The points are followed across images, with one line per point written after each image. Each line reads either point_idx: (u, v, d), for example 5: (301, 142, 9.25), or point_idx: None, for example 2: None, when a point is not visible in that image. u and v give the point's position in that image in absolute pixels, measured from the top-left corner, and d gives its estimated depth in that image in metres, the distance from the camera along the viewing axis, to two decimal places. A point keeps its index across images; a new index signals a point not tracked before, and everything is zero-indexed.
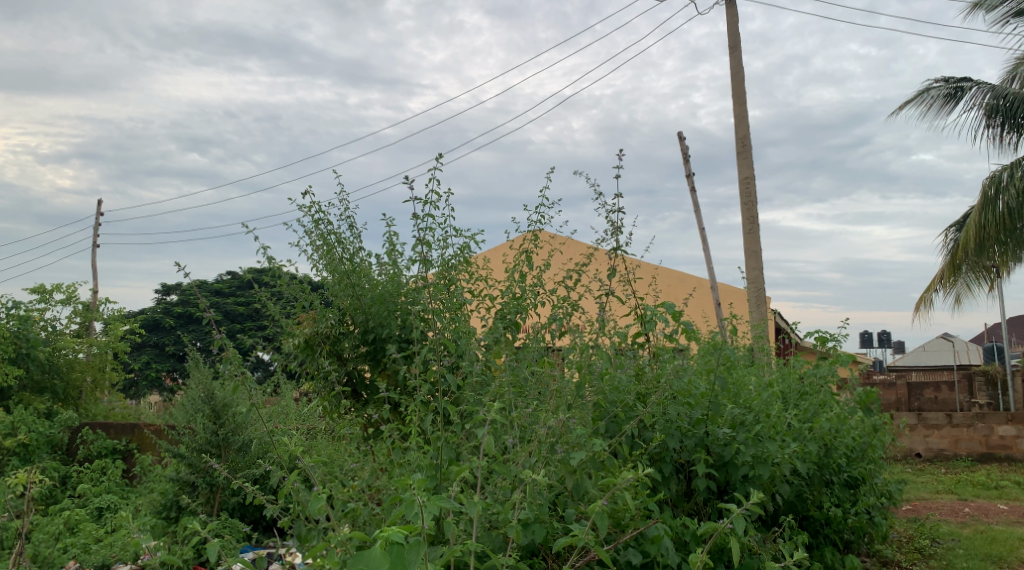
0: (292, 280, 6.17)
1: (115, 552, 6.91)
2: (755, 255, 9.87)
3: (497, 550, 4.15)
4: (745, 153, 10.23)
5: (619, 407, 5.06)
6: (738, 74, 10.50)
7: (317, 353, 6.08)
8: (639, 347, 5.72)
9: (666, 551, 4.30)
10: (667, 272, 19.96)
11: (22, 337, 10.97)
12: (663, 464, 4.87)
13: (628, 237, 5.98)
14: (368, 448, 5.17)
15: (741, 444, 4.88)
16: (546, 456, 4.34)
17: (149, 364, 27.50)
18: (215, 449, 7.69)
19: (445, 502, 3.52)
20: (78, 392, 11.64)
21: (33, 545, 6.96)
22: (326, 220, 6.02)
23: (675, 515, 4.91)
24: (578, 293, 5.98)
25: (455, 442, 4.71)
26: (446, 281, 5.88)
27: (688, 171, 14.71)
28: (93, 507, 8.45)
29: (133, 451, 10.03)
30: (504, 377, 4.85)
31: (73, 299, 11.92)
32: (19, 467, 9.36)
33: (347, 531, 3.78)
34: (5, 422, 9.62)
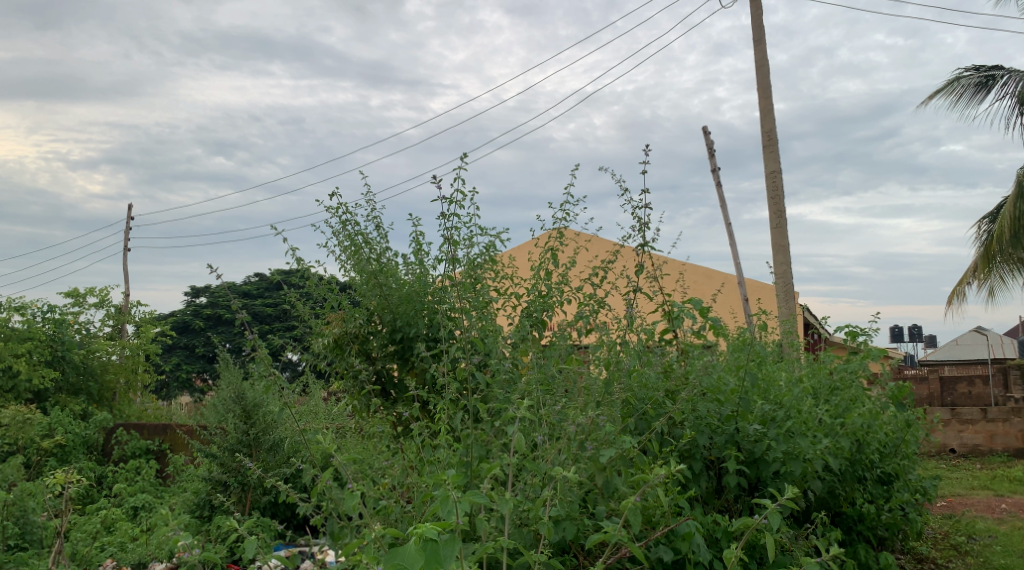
0: (319, 280, 6.21)
1: (150, 550, 7.04)
2: (783, 250, 9.81)
3: (529, 547, 4.18)
4: (771, 147, 10.16)
5: (647, 404, 5.05)
6: (763, 67, 10.41)
7: (346, 352, 6.11)
8: (667, 344, 5.68)
9: (697, 549, 4.29)
10: (694, 269, 19.86)
11: (57, 340, 11.20)
12: (693, 462, 4.86)
13: (654, 233, 5.97)
14: (397, 447, 5.20)
15: (772, 440, 4.85)
16: (576, 453, 4.36)
17: (179, 366, 27.79)
18: (246, 449, 7.75)
19: (479, 499, 3.55)
20: (112, 394, 11.79)
21: (71, 543, 7.07)
22: (352, 221, 6.06)
23: (706, 512, 4.91)
24: (605, 291, 5.97)
25: (485, 440, 4.72)
26: (472, 280, 5.90)
27: (715, 167, 14.61)
28: (128, 506, 8.57)
29: (166, 451, 10.14)
30: (531, 375, 4.86)
31: (105, 302, 12.09)
32: (56, 468, 9.52)
33: (380, 527, 3.82)
34: (41, 424, 9.81)
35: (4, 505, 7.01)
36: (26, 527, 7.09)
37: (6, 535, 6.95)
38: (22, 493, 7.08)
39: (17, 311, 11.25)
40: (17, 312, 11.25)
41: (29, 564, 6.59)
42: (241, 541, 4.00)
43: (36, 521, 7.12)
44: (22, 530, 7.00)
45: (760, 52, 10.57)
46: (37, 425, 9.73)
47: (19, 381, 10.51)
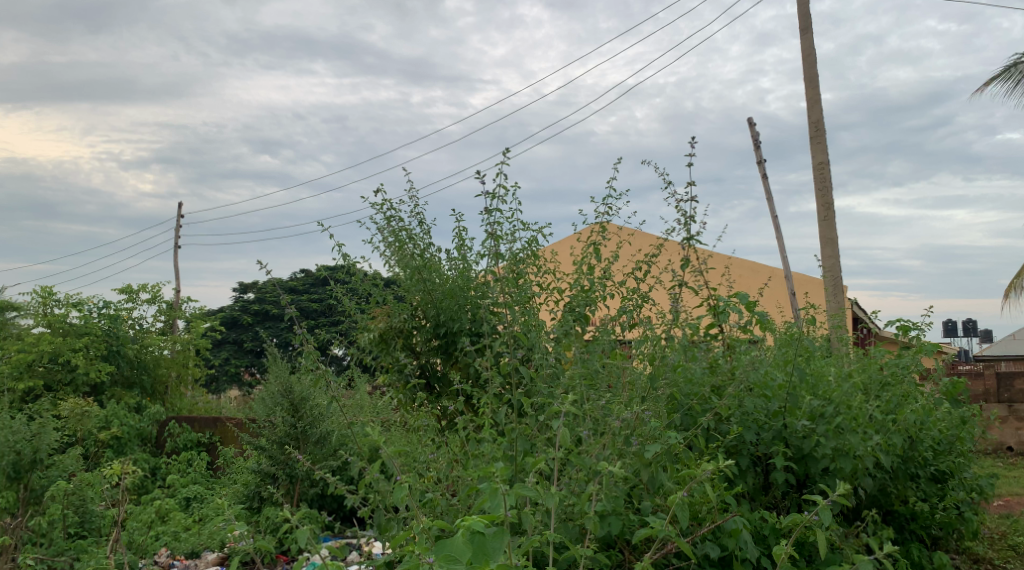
0: (365, 276, 6.26)
1: (203, 540, 7.24)
2: (831, 243, 9.66)
3: (575, 541, 4.19)
4: (818, 138, 10.01)
5: (693, 399, 5.00)
6: (810, 56, 10.25)
7: (391, 347, 6.15)
8: (713, 339, 5.61)
9: (745, 545, 4.24)
10: (740, 263, 19.67)
11: (112, 335, 11.42)
12: (740, 458, 4.83)
13: (699, 227, 5.90)
14: (442, 440, 5.22)
15: (821, 437, 4.76)
16: (621, 448, 4.33)
17: (228, 361, 28.21)
18: (294, 442, 7.85)
19: (526, 492, 3.56)
20: (164, 387, 12.00)
21: (128, 532, 7.19)
22: (397, 217, 6.09)
23: (753, 509, 4.85)
24: (649, 285, 5.92)
25: (529, 434, 4.73)
26: (515, 275, 5.89)
27: (760, 158, 14.43)
28: (181, 497, 8.73)
29: (216, 443, 10.30)
30: (575, 370, 4.86)
31: (158, 298, 12.31)
32: (112, 459, 9.72)
33: (428, 519, 3.83)
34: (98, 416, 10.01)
35: (64, 494, 7.28)
36: (86, 516, 7.34)
37: (66, 523, 7.20)
38: (82, 484, 7.38)
39: (74, 307, 11.51)
40: (74, 307, 11.51)
41: (88, 553, 6.79)
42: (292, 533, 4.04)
43: (95, 511, 7.37)
44: (82, 519, 7.26)
45: (808, 42, 10.41)
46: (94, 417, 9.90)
47: (77, 375, 10.76)
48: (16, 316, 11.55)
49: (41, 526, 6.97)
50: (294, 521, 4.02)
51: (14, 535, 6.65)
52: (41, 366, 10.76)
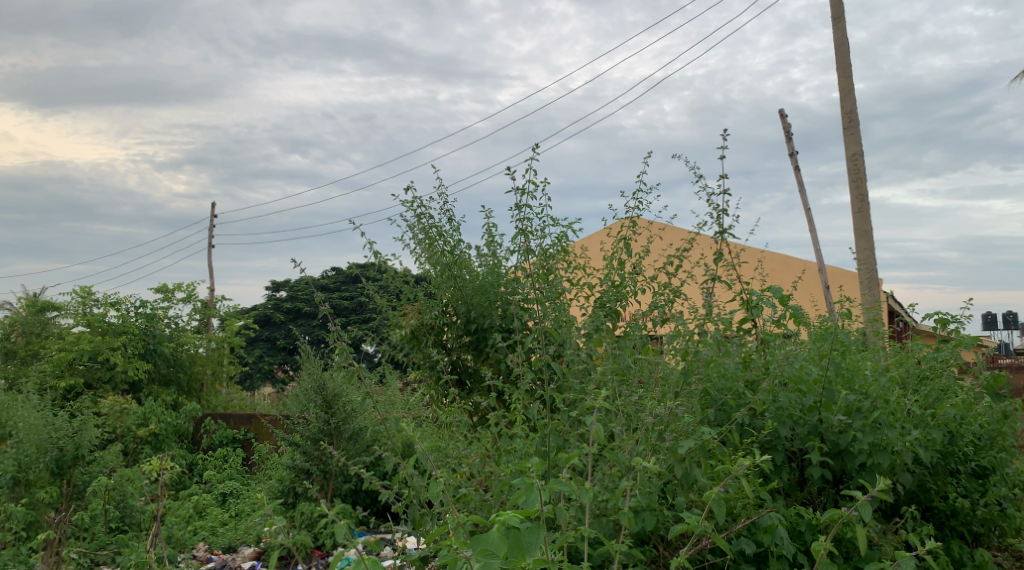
0: (395, 273, 6.28)
1: (239, 534, 7.40)
2: (866, 236, 9.54)
3: (609, 537, 4.17)
4: (852, 128, 9.88)
5: (727, 395, 4.96)
6: (843, 46, 10.13)
7: (422, 344, 6.17)
8: (746, 334, 5.55)
9: (781, 542, 4.21)
10: (772, 257, 19.50)
11: (149, 333, 11.55)
12: (775, 453, 4.79)
13: (732, 220, 5.85)
14: (475, 436, 5.23)
15: (858, 432, 4.69)
16: (654, 444, 4.32)
17: (262, 358, 28.49)
18: (327, 438, 7.90)
19: (562, 487, 3.57)
20: (200, 385, 12.13)
21: (167, 526, 7.30)
22: (427, 214, 6.10)
23: (788, 505, 4.81)
24: (681, 280, 5.88)
25: (562, 430, 4.73)
26: (545, 271, 5.88)
27: (792, 150, 14.27)
28: (217, 492, 8.83)
29: (251, 440, 10.41)
30: (607, 366, 4.85)
31: (193, 297, 12.45)
32: (150, 455, 9.87)
33: (463, 513, 3.84)
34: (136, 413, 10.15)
35: (106, 490, 7.41)
36: (126, 511, 7.45)
37: (108, 518, 7.32)
38: (123, 479, 7.53)
39: (112, 306, 11.67)
40: (112, 306, 11.66)
41: (129, 546, 6.89)
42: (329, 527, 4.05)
43: (136, 506, 7.45)
44: (123, 514, 7.35)
45: (840, 31, 10.28)
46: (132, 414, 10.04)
47: (116, 373, 10.91)
48: (56, 316, 11.72)
49: (83, 521, 7.09)
50: (330, 516, 4.02)
51: (58, 529, 6.66)
52: (81, 365, 10.91)
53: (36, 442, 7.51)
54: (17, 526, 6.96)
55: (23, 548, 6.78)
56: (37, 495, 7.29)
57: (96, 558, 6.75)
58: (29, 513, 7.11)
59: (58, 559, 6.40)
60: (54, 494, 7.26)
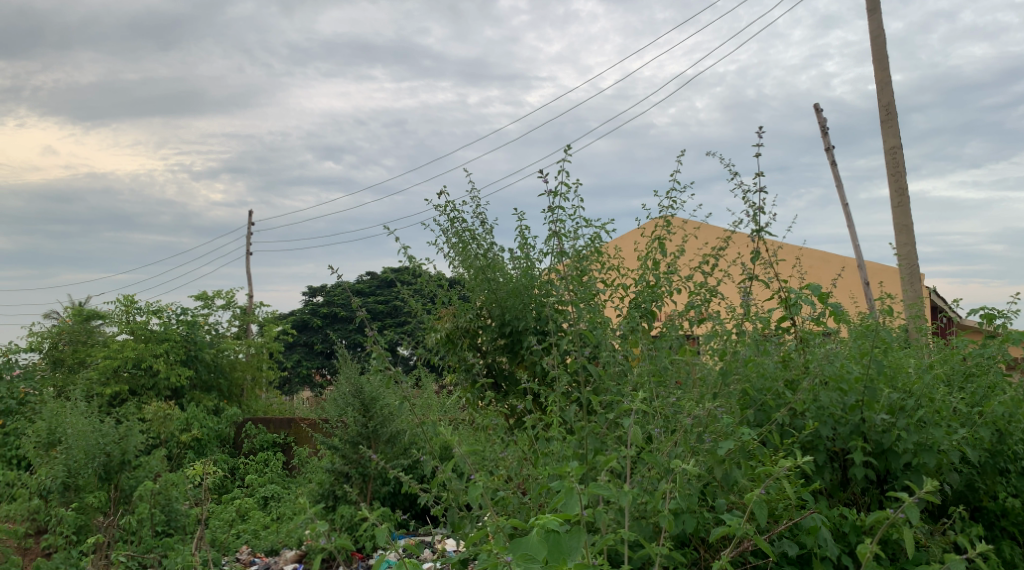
0: (430, 276, 6.29)
1: (281, 538, 7.44)
2: (906, 230, 9.39)
3: (649, 540, 4.13)
4: (890, 121, 9.72)
5: (766, 395, 4.90)
6: (879, 38, 9.97)
7: (457, 347, 6.15)
8: (785, 332, 5.47)
9: (825, 543, 4.14)
10: (811, 253, 19.26)
11: (190, 340, 11.69)
12: (816, 454, 4.71)
13: (769, 218, 5.76)
14: (511, 439, 5.21)
15: (903, 431, 4.62)
16: (693, 446, 4.27)
17: (300, 363, 28.75)
18: (366, 441, 7.94)
19: (602, 491, 3.55)
20: (240, 390, 12.24)
21: (212, 530, 7.41)
22: (460, 218, 6.09)
23: (831, 506, 4.73)
24: (718, 279, 5.82)
25: (600, 432, 4.70)
26: (579, 272, 5.85)
27: (828, 145, 14.08)
28: (259, 496, 8.90)
29: (290, 444, 10.47)
30: (644, 367, 4.81)
31: (232, 303, 12.58)
32: (193, 460, 10.00)
33: (502, 515, 3.83)
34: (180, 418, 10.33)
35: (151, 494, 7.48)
36: (171, 514, 7.53)
37: (154, 522, 7.40)
38: (166, 483, 7.55)
39: (155, 314, 11.82)
40: (154, 314, 11.82)
41: (174, 550, 6.98)
42: (370, 530, 4.01)
43: (180, 509, 7.51)
44: (168, 517, 7.45)
45: (876, 22, 10.12)
46: (176, 419, 10.23)
47: (159, 380, 11.07)
48: (101, 324, 11.90)
49: (131, 525, 7.23)
50: (371, 519, 4.00)
51: (107, 533, 6.80)
52: (125, 372, 11.03)
53: (85, 448, 7.54)
54: (68, 531, 7.25)
55: (75, 552, 7.06)
56: (86, 500, 7.45)
57: (144, 561, 6.93)
58: (78, 517, 7.30)
59: (106, 563, 6.58)
60: (102, 499, 7.41)
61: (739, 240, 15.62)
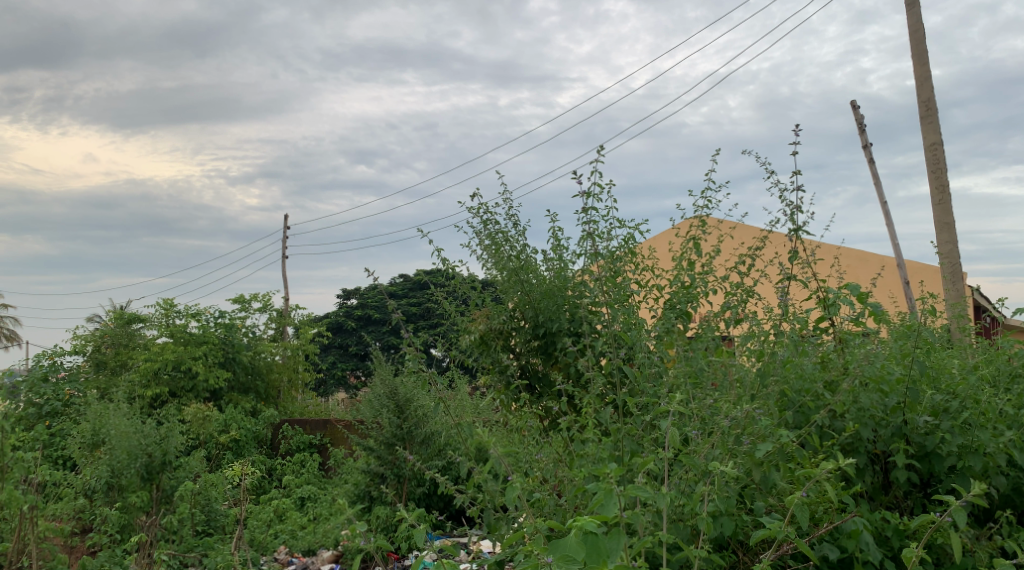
0: (463, 279, 6.29)
1: (318, 539, 7.48)
2: (948, 228, 9.24)
3: (687, 543, 4.09)
4: (930, 117, 9.57)
5: (804, 396, 4.82)
6: (919, 32, 9.82)
7: (491, 349, 6.14)
8: (824, 333, 5.40)
9: (866, 547, 4.07)
10: (849, 252, 19.02)
11: (228, 343, 11.84)
12: (857, 456, 4.64)
13: (807, 217, 5.68)
14: (546, 440, 5.19)
15: (946, 434, 4.55)
16: (732, 449, 4.23)
17: (335, 364, 28.97)
18: (401, 442, 7.96)
19: (641, 493, 3.53)
20: (277, 392, 12.34)
21: (250, 530, 7.47)
22: (493, 220, 6.09)
23: (873, 509, 4.64)
24: (754, 280, 5.76)
25: (636, 434, 4.67)
26: (614, 273, 5.81)
27: (866, 142, 13.90)
28: (296, 497, 8.96)
29: (326, 445, 10.51)
30: (680, 369, 4.77)
31: (268, 306, 12.69)
32: (231, 460, 10.10)
33: (539, 516, 3.81)
34: (218, 419, 10.49)
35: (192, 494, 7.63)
36: (212, 514, 7.67)
37: (195, 521, 7.51)
38: (206, 483, 7.78)
39: (193, 317, 11.97)
40: (193, 317, 11.96)
41: (214, 549, 7.04)
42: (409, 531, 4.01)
43: (219, 509, 7.72)
44: (208, 516, 7.59)
45: (915, 17, 9.97)
46: (214, 421, 10.39)
47: (198, 382, 11.19)
48: (142, 328, 12.04)
49: (173, 523, 7.31)
50: (408, 520, 4.01)
51: (149, 532, 6.85)
52: (165, 374, 11.14)
53: (127, 448, 7.58)
54: (112, 529, 7.30)
55: (118, 550, 7.09)
56: (129, 499, 7.49)
57: (185, 560, 7.00)
58: (122, 516, 7.36)
59: (149, 561, 6.68)
60: (145, 497, 7.42)
61: (775, 239, 15.51)
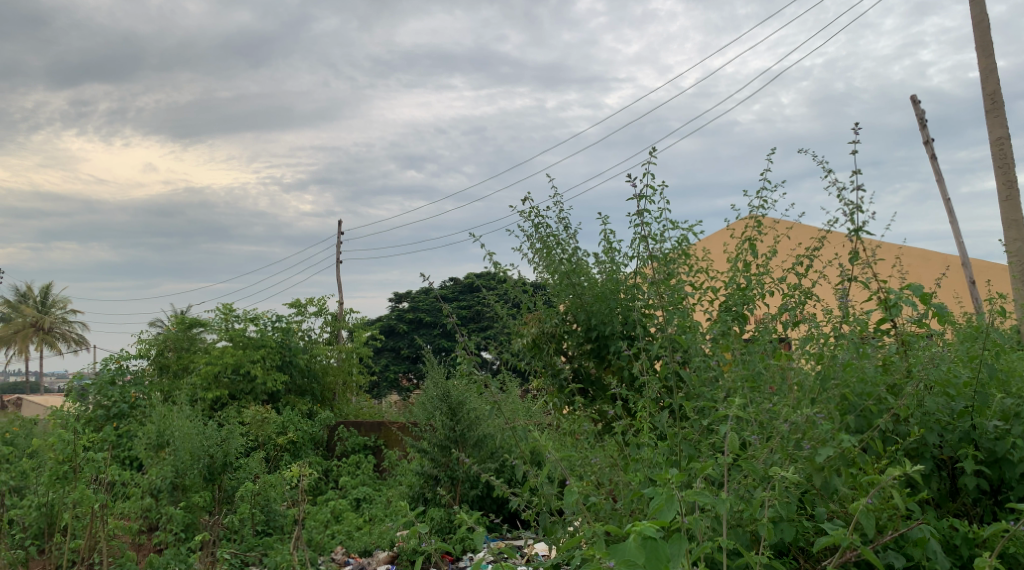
0: (515, 282, 6.26)
1: (374, 539, 7.54)
2: (1016, 226, 8.99)
3: (746, 548, 4.03)
4: (995, 110, 9.31)
5: (866, 400, 4.70)
6: (982, 23, 9.56)
7: (544, 352, 6.10)
8: (885, 335, 5.28)
9: (934, 556, 3.96)
10: (910, 251, 18.59)
11: (285, 346, 11.98)
12: (922, 462, 4.53)
13: (867, 217, 5.55)
14: (601, 444, 5.15)
15: (1018, 439, 4.40)
16: (792, 453, 4.14)
17: (387, 367, 29.23)
18: (454, 444, 7.98)
19: (702, 498, 3.49)
20: (332, 394, 12.46)
21: (308, 530, 7.48)
22: (545, 224, 6.05)
23: (939, 516, 4.52)
24: (813, 281, 5.64)
25: (694, 439, 4.61)
26: (667, 275, 5.74)
27: (926, 138, 13.57)
28: (352, 498, 9.02)
29: (381, 446, 10.58)
30: (737, 373, 4.70)
31: (324, 310, 12.84)
32: (289, 462, 10.24)
33: (597, 520, 3.76)
34: (276, 421, 10.63)
35: (251, 495, 7.74)
36: (270, 514, 7.72)
37: (255, 521, 7.58)
38: (266, 485, 7.79)
39: (251, 321, 12.15)
40: (251, 321, 12.15)
41: (274, 548, 7.10)
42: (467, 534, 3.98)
43: (278, 510, 7.76)
44: (267, 517, 7.62)
45: (978, 8, 9.71)
46: (271, 423, 10.53)
47: (256, 385, 11.36)
48: (202, 332, 12.25)
49: (233, 523, 7.41)
50: (467, 522, 3.98)
51: (212, 531, 6.99)
52: (225, 378, 11.33)
53: (191, 449, 7.91)
54: (177, 528, 7.30)
55: (183, 549, 7.09)
56: (192, 499, 7.63)
57: (246, 559, 7.07)
58: (186, 515, 7.44)
59: (212, 559, 6.83)
60: (208, 497, 7.60)
61: (832, 239, 15.24)
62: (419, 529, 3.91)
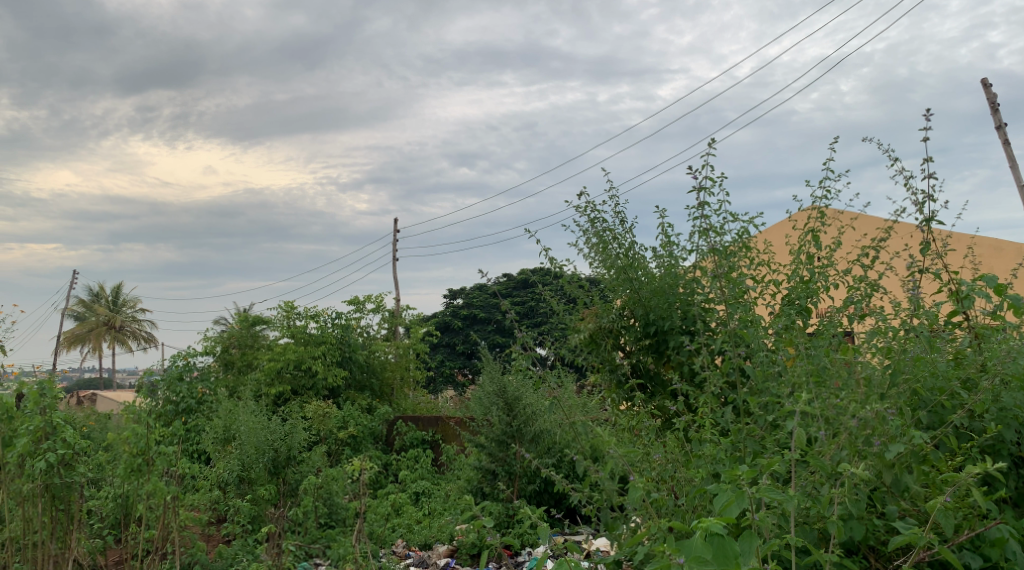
0: (571, 278, 6.21)
1: (433, 533, 7.58)
2: None
3: (814, 546, 3.94)
4: None
5: (938, 396, 4.57)
6: None
7: (601, 347, 6.05)
8: (956, 328, 5.13)
9: (1012, 556, 3.83)
10: (981, 242, 18.07)
11: (344, 343, 12.10)
12: (999, 459, 4.39)
13: (936, 206, 5.39)
14: (661, 440, 5.09)
15: None
16: (860, 449, 4.03)
17: (444, 363, 29.34)
18: (511, 440, 7.98)
19: (772, 495, 3.42)
20: (391, 389, 12.52)
21: (370, 523, 7.52)
22: (600, 218, 5.98)
23: (1017, 515, 4.38)
24: (880, 274, 5.50)
25: (758, 435, 4.53)
26: (728, 268, 5.64)
27: (999, 123, 13.16)
28: (411, 492, 9.05)
29: (438, 441, 10.65)
30: (802, 367, 4.59)
31: (381, 307, 12.94)
32: (350, 457, 10.33)
33: (660, 516, 3.72)
34: (337, 417, 10.74)
35: (314, 489, 7.79)
36: (333, 508, 7.77)
37: (317, 514, 7.64)
38: (328, 478, 7.86)
39: (312, 318, 12.31)
40: (312, 319, 12.29)
41: (337, 541, 7.19)
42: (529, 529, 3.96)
43: (341, 503, 7.79)
44: (330, 509, 7.70)
45: None
46: (332, 418, 10.66)
47: (317, 380, 11.51)
48: (265, 329, 12.43)
49: (297, 516, 7.48)
50: (531, 516, 3.97)
51: (278, 523, 7.09)
52: (288, 374, 11.52)
53: (256, 444, 8.00)
54: (245, 520, 7.52)
55: (249, 540, 7.23)
56: (259, 492, 7.80)
57: (310, 550, 7.18)
58: (253, 508, 7.61)
59: (279, 550, 6.93)
60: (274, 490, 7.76)
61: (900, 230, 14.89)
62: (482, 522, 3.87)
